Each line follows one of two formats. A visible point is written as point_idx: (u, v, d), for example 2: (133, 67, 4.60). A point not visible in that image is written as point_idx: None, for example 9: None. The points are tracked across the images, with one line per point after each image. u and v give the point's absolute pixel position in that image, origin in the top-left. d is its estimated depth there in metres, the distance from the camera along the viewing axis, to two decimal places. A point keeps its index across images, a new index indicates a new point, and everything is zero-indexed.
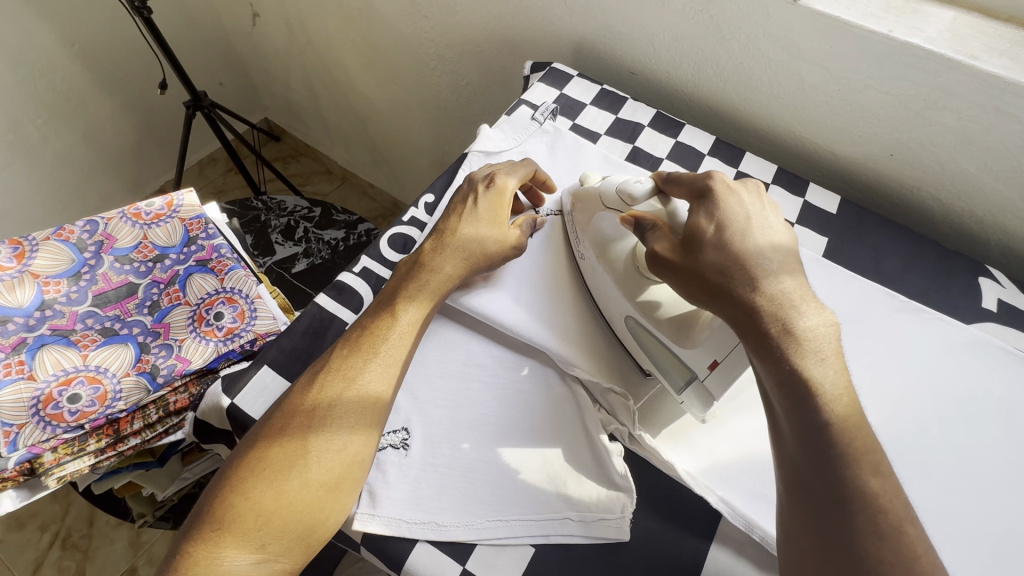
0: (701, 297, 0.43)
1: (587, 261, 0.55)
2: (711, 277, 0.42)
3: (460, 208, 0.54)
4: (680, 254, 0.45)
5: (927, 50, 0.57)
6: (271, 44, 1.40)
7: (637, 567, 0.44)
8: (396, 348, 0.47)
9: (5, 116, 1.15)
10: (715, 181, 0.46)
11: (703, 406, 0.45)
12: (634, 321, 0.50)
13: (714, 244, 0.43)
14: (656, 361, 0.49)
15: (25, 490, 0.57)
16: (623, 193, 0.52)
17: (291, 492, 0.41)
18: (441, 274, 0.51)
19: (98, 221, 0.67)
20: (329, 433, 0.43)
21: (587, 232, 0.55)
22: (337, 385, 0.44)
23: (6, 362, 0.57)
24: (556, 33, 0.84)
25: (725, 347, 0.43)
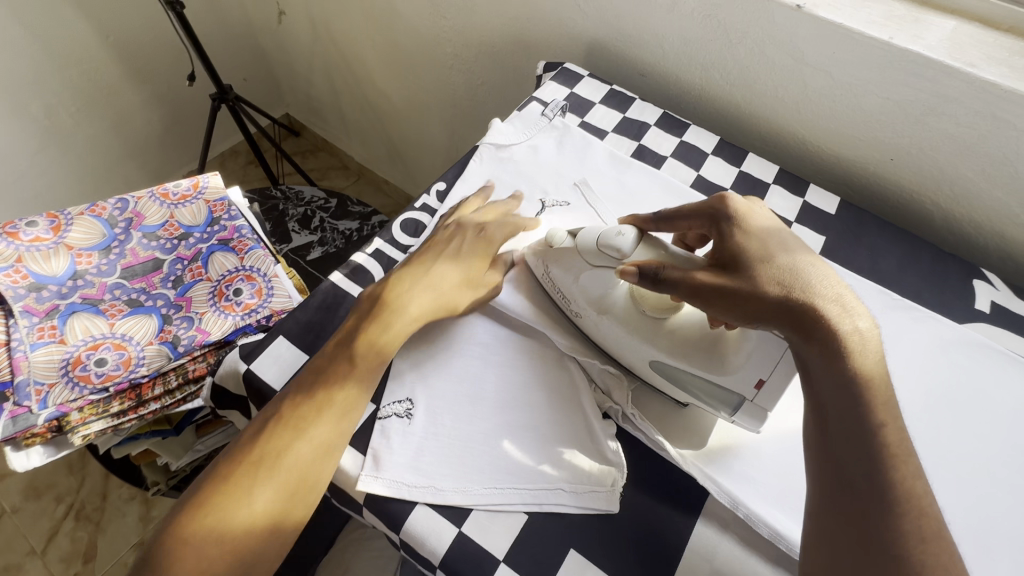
0: (766, 314, 0.40)
1: (586, 318, 0.52)
2: (773, 293, 0.40)
3: (438, 250, 0.55)
4: (726, 277, 0.42)
5: (926, 57, 0.59)
6: (296, 42, 1.45)
7: (624, 537, 0.46)
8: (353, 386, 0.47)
9: (41, 102, 1.20)
10: (732, 202, 0.45)
11: (758, 419, 0.46)
12: (662, 363, 0.49)
13: (762, 262, 0.41)
14: (696, 392, 0.48)
15: (52, 447, 0.60)
16: (608, 247, 0.49)
17: (254, 512, 0.42)
18: (402, 313, 0.50)
19: (129, 199, 0.71)
20: (280, 468, 0.43)
21: (573, 289, 0.52)
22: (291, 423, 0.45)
23: (39, 326, 0.61)
24: (570, 35, 0.86)
25: (768, 365, 0.44)
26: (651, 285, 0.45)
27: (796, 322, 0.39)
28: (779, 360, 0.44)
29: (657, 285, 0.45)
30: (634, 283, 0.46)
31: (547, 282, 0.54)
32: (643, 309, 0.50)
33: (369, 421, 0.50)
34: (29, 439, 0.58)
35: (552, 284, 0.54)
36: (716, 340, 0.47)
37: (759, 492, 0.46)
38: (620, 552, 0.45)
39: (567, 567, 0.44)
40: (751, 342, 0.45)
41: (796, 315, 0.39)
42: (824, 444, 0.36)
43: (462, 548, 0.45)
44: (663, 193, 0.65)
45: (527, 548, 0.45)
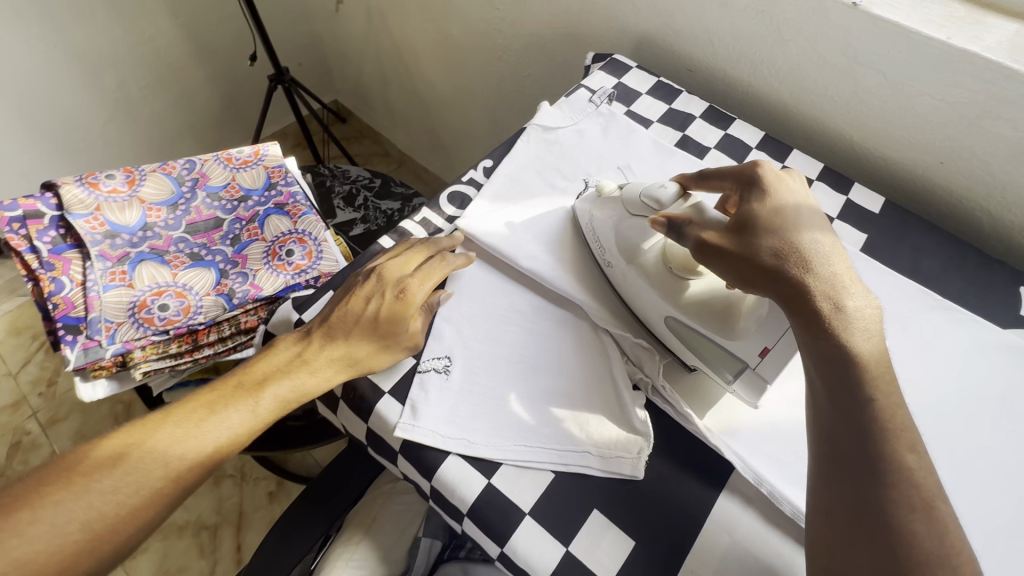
0: (758, 282, 0.43)
1: (616, 269, 0.56)
2: (767, 261, 0.43)
3: (359, 306, 0.52)
4: (732, 240, 0.45)
5: (985, 59, 0.58)
6: (351, 30, 1.50)
7: (648, 504, 0.47)
8: (234, 442, 0.47)
9: (114, 75, 1.29)
10: (763, 170, 0.48)
11: (756, 391, 0.47)
12: (675, 321, 0.51)
13: (769, 231, 0.44)
14: (704, 356, 0.50)
15: (115, 381, 0.66)
16: (648, 197, 0.53)
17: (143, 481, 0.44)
18: (316, 380, 0.50)
19: (196, 161, 0.76)
20: (128, 499, 0.43)
21: (610, 238, 0.56)
22: (156, 458, 0.44)
23: (111, 270, 0.66)
24: (620, 29, 0.88)
25: (775, 334, 0.47)
26: (674, 235, 0.48)
27: (786, 290, 0.42)
28: (783, 334, 0.47)
29: (678, 237, 0.48)
30: (661, 233, 0.49)
31: (589, 232, 0.58)
32: (670, 265, 0.52)
33: (409, 373, 0.53)
34: (96, 371, 0.63)
35: (593, 235, 0.58)
36: (728, 305, 0.49)
37: (783, 473, 0.47)
38: (642, 516, 0.47)
39: (589, 527, 0.46)
40: (765, 308, 0.47)
41: (787, 284, 0.42)
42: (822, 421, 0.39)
43: (489, 499, 0.47)
44: None
45: (552, 505, 0.47)
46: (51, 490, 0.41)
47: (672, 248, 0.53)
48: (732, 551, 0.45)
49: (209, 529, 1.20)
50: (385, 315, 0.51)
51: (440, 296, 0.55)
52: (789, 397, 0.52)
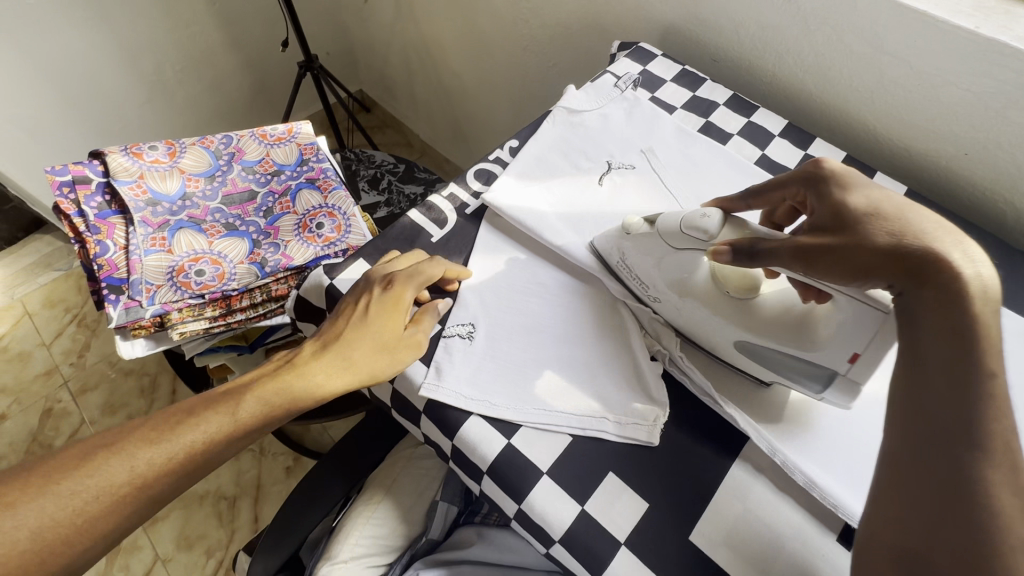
0: (879, 268, 0.39)
1: (666, 302, 0.53)
2: (884, 242, 0.39)
3: (347, 312, 0.53)
4: (830, 237, 0.41)
5: (1014, 48, 0.58)
6: (378, 21, 1.53)
7: (663, 469, 0.49)
8: (210, 446, 0.46)
9: (151, 59, 1.33)
10: (828, 164, 0.47)
11: (851, 394, 0.46)
12: (746, 342, 0.50)
13: (867, 217, 0.41)
14: (785, 370, 0.49)
15: (152, 341, 0.69)
16: (690, 229, 0.49)
17: (109, 484, 0.42)
18: (305, 384, 0.50)
19: (233, 136, 0.79)
20: (88, 505, 0.41)
21: (653, 273, 0.53)
22: (122, 461, 0.43)
23: (152, 236, 0.69)
24: (646, 19, 0.89)
25: (862, 339, 0.42)
26: (747, 260, 0.45)
27: (906, 268, 0.38)
28: (875, 333, 0.41)
29: (755, 259, 0.44)
30: (728, 262, 0.46)
31: (624, 269, 0.55)
32: (728, 288, 0.51)
33: (434, 339, 0.55)
34: (136, 330, 0.66)
35: (629, 270, 0.55)
36: (804, 319, 0.47)
37: (795, 443, 0.48)
38: (657, 481, 0.48)
39: (605, 488, 0.47)
40: (843, 313, 0.43)
41: (911, 263, 0.38)
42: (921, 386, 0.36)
43: (508, 459, 0.48)
44: (726, 167, 0.67)
45: (569, 467, 0.48)
46: (7, 491, 0.40)
47: (724, 273, 0.51)
48: (744, 517, 0.46)
49: (228, 499, 1.24)
50: (373, 316, 0.51)
51: (440, 303, 0.55)
52: None
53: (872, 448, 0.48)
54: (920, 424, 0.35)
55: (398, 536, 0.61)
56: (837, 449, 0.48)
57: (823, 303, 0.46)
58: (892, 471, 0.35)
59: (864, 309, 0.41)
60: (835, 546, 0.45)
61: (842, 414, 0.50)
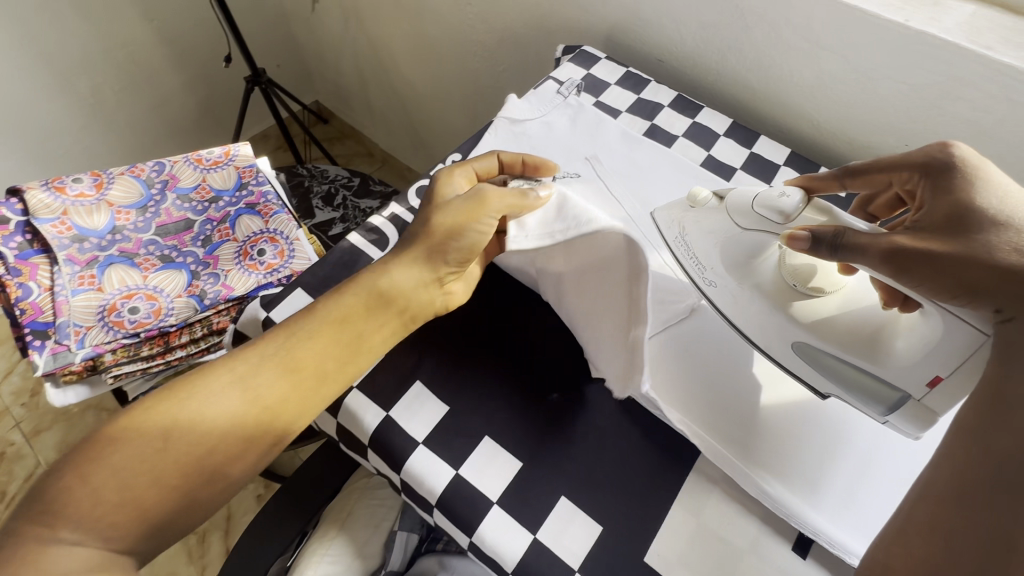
0: (987, 283, 0.36)
1: (719, 289, 0.52)
2: (1006, 258, 0.36)
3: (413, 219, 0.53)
4: (935, 243, 0.39)
5: (942, 39, 0.59)
6: (327, 30, 1.49)
7: (616, 489, 0.47)
8: (306, 348, 0.45)
9: (87, 81, 1.28)
10: (959, 151, 0.44)
11: (921, 424, 0.43)
12: (806, 345, 0.48)
13: (996, 224, 0.38)
14: (847, 383, 0.46)
15: (86, 386, 0.65)
16: (767, 209, 0.47)
17: (205, 413, 0.42)
18: (377, 277, 0.49)
19: (165, 163, 0.76)
20: (200, 433, 0.41)
21: (717, 258, 0.52)
22: (207, 393, 0.43)
23: (80, 274, 0.65)
24: (590, 21, 0.88)
25: (952, 362, 0.40)
26: (829, 252, 0.42)
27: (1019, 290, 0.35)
28: (968, 356, 0.39)
29: (837, 252, 0.41)
30: (804, 250, 0.43)
31: (681, 247, 0.53)
32: (795, 283, 0.48)
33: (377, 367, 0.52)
34: (66, 376, 0.62)
35: (687, 249, 0.53)
36: (878, 330, 0.45)
37: (748, 454, 0.48)
38: (610, 505, 0.47)
39: (557, 514, 0.46)
40: (931, 330, 0.41)
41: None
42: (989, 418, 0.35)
43: (458, 490, 0.47)
44: (673, 170, 0.66)
45: (520, 494, 0.47)
46: (89, 454, 0.39)
47: (794, 263, 0.49)
48: (699, 533, 0.46)
49: (198, 534, 1.20)
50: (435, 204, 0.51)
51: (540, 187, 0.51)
52: (744, 381, 0.53)
53: (822, 450, 0.49)
54: (970, 463, 0.35)
55: (356, 571, 0.59)
56: (786, 455, 0.48)
57: (909, 312, 0.45)
58: (937, 503, 0.35)
59: (958, 327, 0.39)
60: (789, 554, 0.45)
61: (787, 417, 0.50)
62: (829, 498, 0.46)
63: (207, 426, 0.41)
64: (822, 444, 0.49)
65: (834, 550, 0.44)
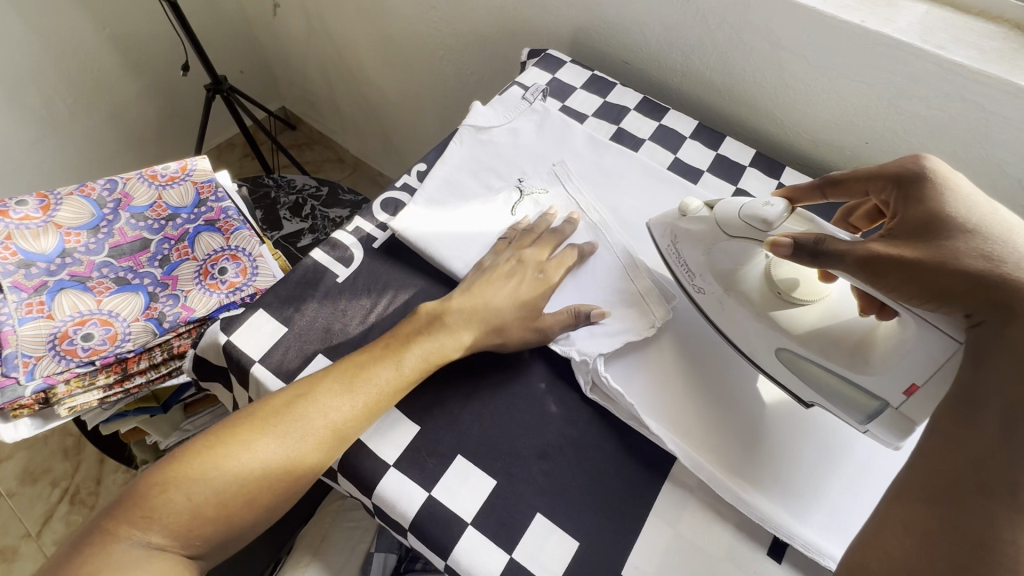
0: (959, 289, 0.37)
1: (710, 295, 0.53)
2: (975, 264, 0.36)
3: (493, 283, 0.55)
4: (909, 249, 0.39)
5: (897, 40, 0.60)
6: (290, 35, 1.46)
7: (591, 503, 0.47)
8: (379, 396, 0.47)
9: (36, 92, 1.22)
10: (930, 163, 0.44)
11: (901, 432, 0.44)
12: (789, 351, 0.48)
13: (964, 231, 0.38)
14: (827, 391, 0.47)
15: (40, 419, 0.62)
16: (751, 218, 0.48)
17: (279, 455, 0.44)
18: (456, 339, 0.51)
19: (118, 180, 0.73)
20: (291, 471, 0.44)
21: (702, 263, 0.53)
22: (280, 436, 0.44)
23: (28, 301, 0.62)
24: (556, 24, 0.88)
25: (925, 370, 0.40)
26: (809, 258, 0.42)
27: (992, 295, 0.35)
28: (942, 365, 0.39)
29: (818, 258, 0.41)
30: (788, 256, 0.43)
31: (674, 257, 0.55)
32: (779, 292, 0.49)
33: None
34: (16, 410, 0.59)
35: (677, 255, 0.55)
36: (864, 338, 0.45)
37: (722, 464, 0.48)
38: (587, 518, 0.46)
39: (533, 532, 0.45)
40: (906, 337, 0.41)
41: (996, 290, 0.35)
42: (959, 420, 0.35)
43: (431, 513, 0.46)
44: (641, 175, 0.66)
45: (496, 513, 0.46)
46: (178, 475, 0.43)
47: (778, 272, 0.49)
48: (676, 543, 0.46)
49: None
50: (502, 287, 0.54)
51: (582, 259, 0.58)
52: (727, 388, 0.53)
53: (802, 454, 0.49)
54: (943, 464, 0.35)
55: None
56: (761, 461, 0.49)
57: (886, 319, 0.45)
58: (912, 505, 0.35)
59: (933, 335, 0.39)
60: (764, 559, 0.46)
61: (766, 421, 0.51)
62: (804, 502, 0.47)
63: (282, 466, 0.44)
64: (802, 450, 0.50)
65: (809, 554, 0.45)
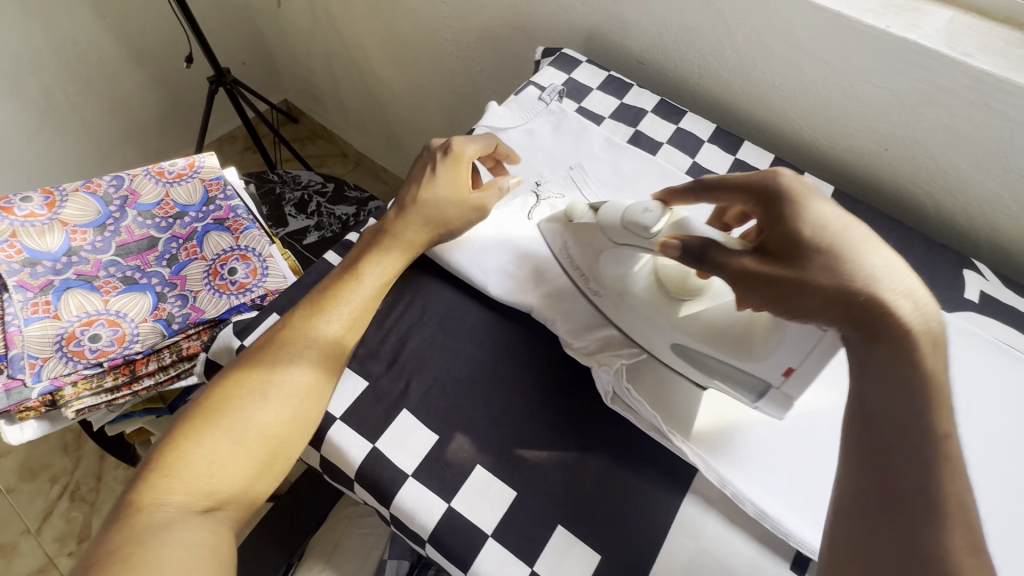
0: (815, 308, 0.39)
1: (604, 297, 0.53)
2: (826, 282, 0.38)
3: (416, 181, 0.58)
4: (775, 265, 0.40)
5: (923, 46, 0.59)
6: (295, 27, 1.43)
7: (610, 516, 0.46)
8: (354, 309, 0.51)
9: (36, 83, 1.19)
10: (786, 178, 0.44)
11: (781, 407, 0.46)
12: (682, 346, 0.49)
13: (817, 251, 0.39)
14: (719, 377, 0.48)
15: (46, 421, 0.61)
16: (630, 224, 0.48)
17: (276, 383, 0.46)
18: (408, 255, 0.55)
19: (124, 177, 0.71)
20: (290, 401, 0.46)
21: (596, 269, 0.53)
22: (271, 365, 0.47)
23: (34, 301, 0.61)
24: (570, 22, 0.86)
25: (799, 353, 0.42)
26: (694, 261, 0.45)
27: (847, 315, 0.37)
28: (809, 347, 0.41)
29: (701, 261, 0.44)
30: (677, 255, 0.45)
31: (567, 261, 0.56)
32: (665, 288, 0.51)
33: (361, 398, 0.50)
34: (22, 413, 0.58)
35: (572, 262, 0.55)
36: (745, 327, 0.46)
37: (747, 473, 0.47)
38: (607, 531, 0.46)
39: (553, 544, 0.45)
40: (778, 325, 0.42)
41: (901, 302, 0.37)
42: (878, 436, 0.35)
43: (450, 524, 0.45)
44: (658, 179, 0.65)
45: (515, 525, 0.45)
46: (181, 435, 0.44)
47: (666, 274, 0.51)
48: (697, 557, 0.45)
49: None
50: (431, 188, 0.57)
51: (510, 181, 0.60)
52: None
53: (823, 465, 0.48)
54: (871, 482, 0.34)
55: None
56: (781, 468, 0.48)
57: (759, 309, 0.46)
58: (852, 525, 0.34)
59: (799, 327, 0.41)
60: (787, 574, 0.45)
61: (786, 430, 0.50)
62: None
63: (280, 394, 0.46)
64: (823, 462, 0.48)
65: None
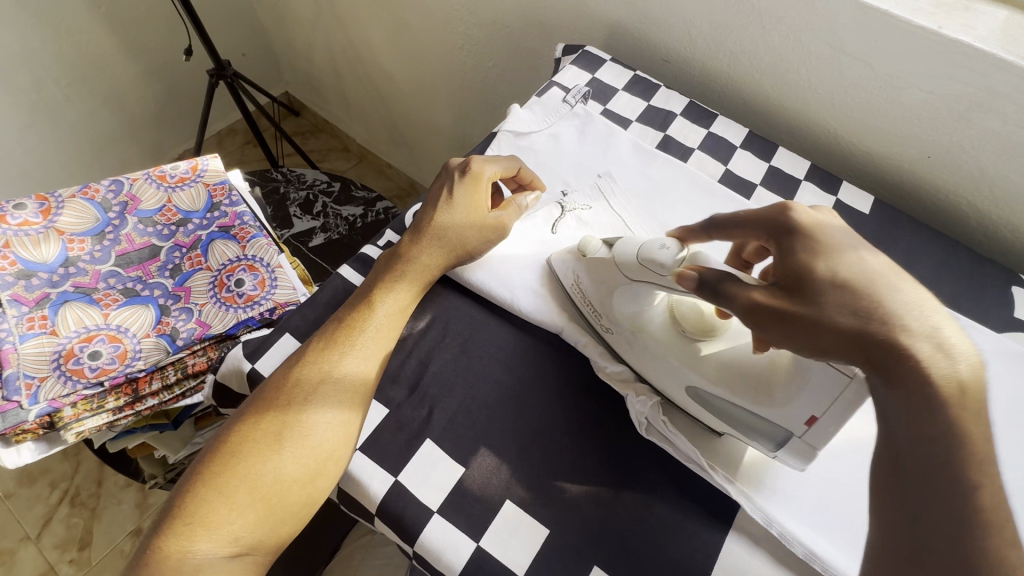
0: (837, 348, 0.34)
1: (618, 336, 0.50)
2: (844, 322, 0.34)
3: (434, 199, 0.54)
4: (793, 301, 0.36)
5: (978, 49, 0.55)
6: (298, 18, 1.38)
7: (652, 556, 0.43)
8: (376, 340, 0.47)
9: (28, 75, 1.15)
10: (795, 215, 0.40)
11: (804, 458, 0.43)
12: (699, 391, 0.46)
13: (833, 286, 0.35)
14: (739, 425, 0.45)
15: (44, 443, 0.58)
16: (646, 259, 0.47)
17: (297, 424, 0.43)
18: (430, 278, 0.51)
19: (123, 181, 0.67)
20: (307, 443, 0.43)
21: (609, 306, 0.51)
22: (291, 406, 0.44)
23: (29, 316, 0.57)
24: (591, 16, 0.82)
25: (822, 402, 0.39)
26: (709, 295, 0.41)
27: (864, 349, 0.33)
28: (835, 396, 0.38)
29: (715, 296, 0.40)
30: (693, 289, 0.42)
31: (578, 296, 0.53)
32: (682, 329, 0.48)
33: (382, 425, 0.47)
34: (19, 435, 0.55)
35: (583, 296, 0.52)
36: (765, 374, 0.43)
37: (791, 507, 0.45)
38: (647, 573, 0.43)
39: None
40: (801, 374, 0.40)
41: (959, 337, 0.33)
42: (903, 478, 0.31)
43: (481, 565, 0.42)
44: (690, 188, 0.61)
45: (551, 566, 0.43)
46: (202, 482, 0.42)
47: (681, 313, 0.49)
48: None
49: None
50: (448, 214, 0.52)
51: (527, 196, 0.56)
52: None
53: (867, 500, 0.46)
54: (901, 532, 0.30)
55: None
56: (824, 505, 0.45)
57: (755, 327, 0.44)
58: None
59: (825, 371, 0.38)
60: None
61: (831, 462, 0.47)
62: None
63: (303, 435, 0.43)
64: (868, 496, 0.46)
65: None
